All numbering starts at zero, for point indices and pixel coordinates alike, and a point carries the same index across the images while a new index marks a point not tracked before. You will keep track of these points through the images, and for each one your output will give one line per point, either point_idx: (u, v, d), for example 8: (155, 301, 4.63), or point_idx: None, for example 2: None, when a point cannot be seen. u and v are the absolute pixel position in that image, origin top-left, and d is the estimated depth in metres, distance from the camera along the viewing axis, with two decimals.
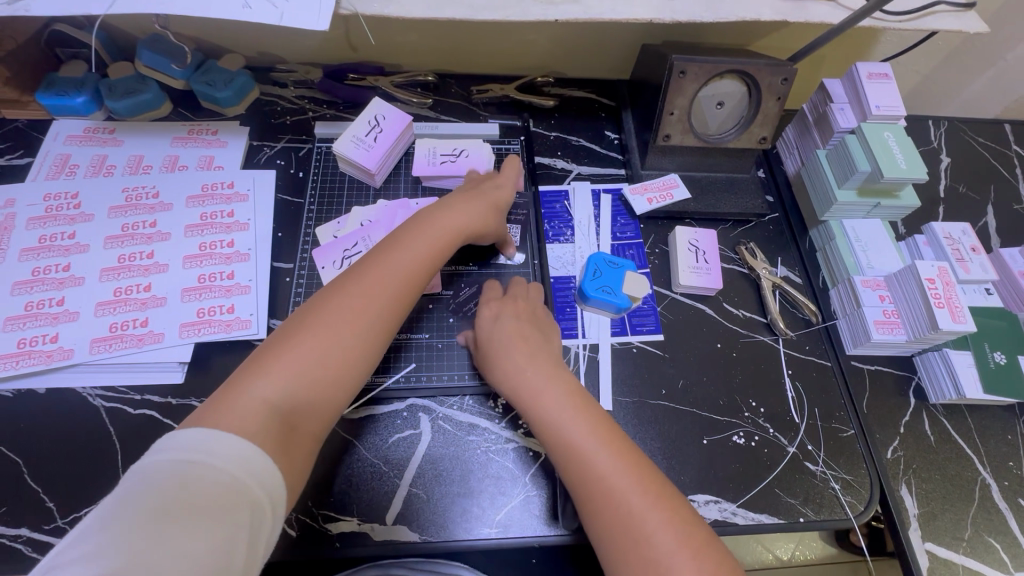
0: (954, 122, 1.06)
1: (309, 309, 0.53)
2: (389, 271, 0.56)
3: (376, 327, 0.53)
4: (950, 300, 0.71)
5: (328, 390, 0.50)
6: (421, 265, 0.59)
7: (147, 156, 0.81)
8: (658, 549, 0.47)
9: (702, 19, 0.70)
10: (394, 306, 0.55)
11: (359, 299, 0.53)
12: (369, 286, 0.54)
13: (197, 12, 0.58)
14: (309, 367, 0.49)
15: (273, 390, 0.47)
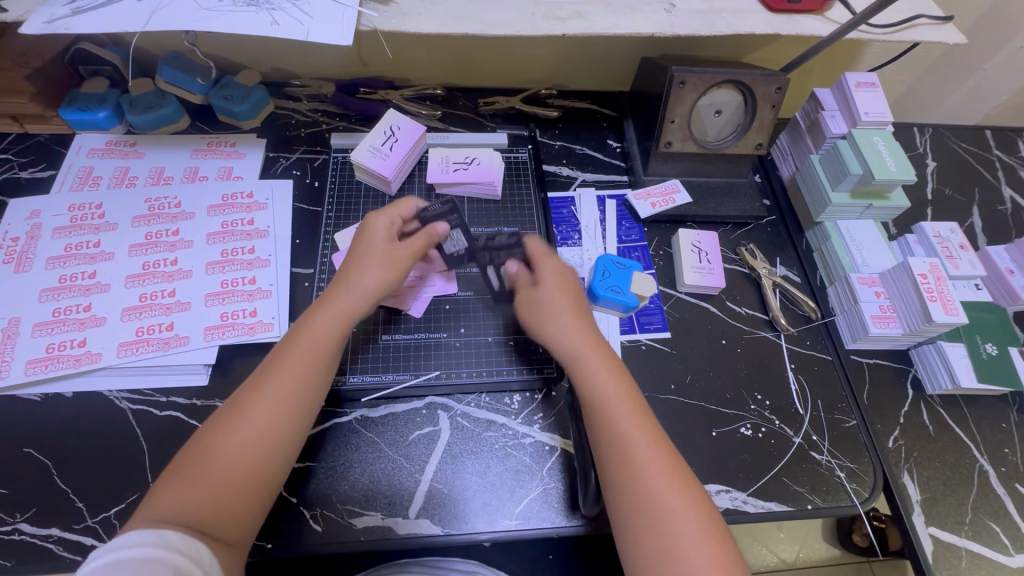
0: (938, 129, 1.11)
1: (217, 415, 0.56)
2: (291, 362, 0.58)
3: (275, 425, 0.55)
4: (942, 294, 0.75)
5: (250, 479, 0.53)
6: (313, 341, 0.59)
7: (168, 167, 0.83)
8: (664, 507, 0.52)
9: (701, 32, 0.75)
10: (290, 387, 0.56)
11: (255, 403, 0.55)
12: (264, 390, 0.56)
13: (227, 28, 0.61)
14: (217, 470, 0.52)
15: (188, 500, 0.50)
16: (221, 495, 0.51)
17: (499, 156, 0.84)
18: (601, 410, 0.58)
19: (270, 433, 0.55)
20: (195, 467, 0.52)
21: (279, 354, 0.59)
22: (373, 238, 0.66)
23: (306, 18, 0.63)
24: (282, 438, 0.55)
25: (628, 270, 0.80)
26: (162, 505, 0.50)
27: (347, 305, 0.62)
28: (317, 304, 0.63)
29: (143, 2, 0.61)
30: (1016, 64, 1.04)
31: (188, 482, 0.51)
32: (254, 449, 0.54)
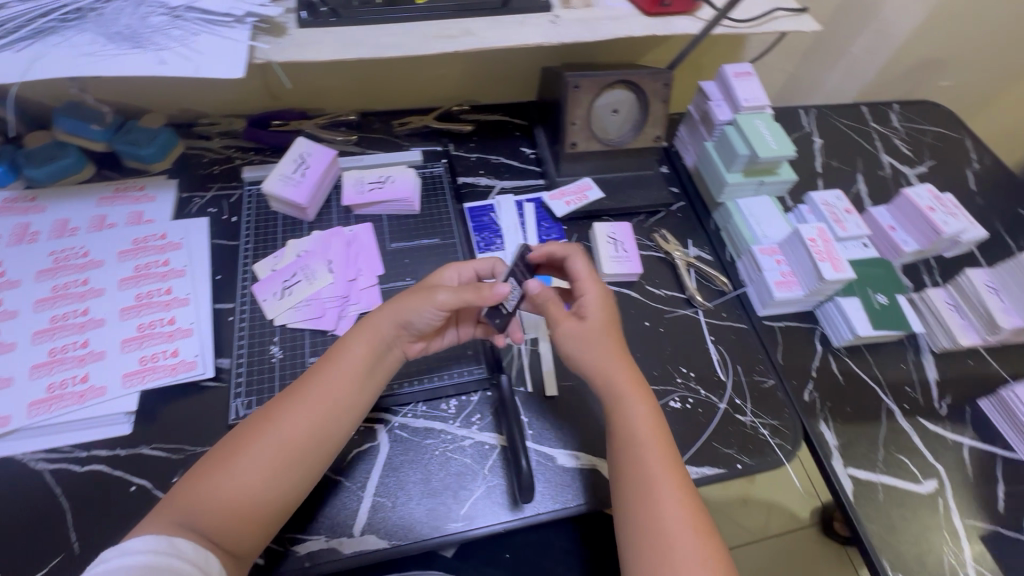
0: (820, 109, 1.22)
1: (237, 433, 0.58)
2: (318, 392, 0.60)
3: (301, 450, 0.58)
4: (830, 254, 0.82)
5: (260, 503, 0.55)
6: (343, 373, 0.62)
7: (73, 218, 0.81)
8: (678, 551, 0.54)
9: (585, 39, 0.81)
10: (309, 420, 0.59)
11: (284, 430, 0.58)
12: (293, 419, 0.59)
13: (113, 71, 0.61)
14: (226, 489, 0.54)
15: (192, 513, 0.53)
16: (228, 515, 0.54)
17: (413, 173, 0.87)
18: (637, 453, 0.60)
19: (284, 465, 0.57)
20: (204, 484, 0.54)
21: (310, 384, 0.61)
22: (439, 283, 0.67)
23: (196, 55, 0.65)
24: (294, 471, 0.57)
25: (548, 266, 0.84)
26: (177, 510, 0.53)
27: (375, 336, 0.64)
28: (354, 331, 0.65)
29: (21, 54, 0.61)
30: (875, 46, 1.17)
31: (200, 496, 0.54)
32: (267, 476, 0.56)
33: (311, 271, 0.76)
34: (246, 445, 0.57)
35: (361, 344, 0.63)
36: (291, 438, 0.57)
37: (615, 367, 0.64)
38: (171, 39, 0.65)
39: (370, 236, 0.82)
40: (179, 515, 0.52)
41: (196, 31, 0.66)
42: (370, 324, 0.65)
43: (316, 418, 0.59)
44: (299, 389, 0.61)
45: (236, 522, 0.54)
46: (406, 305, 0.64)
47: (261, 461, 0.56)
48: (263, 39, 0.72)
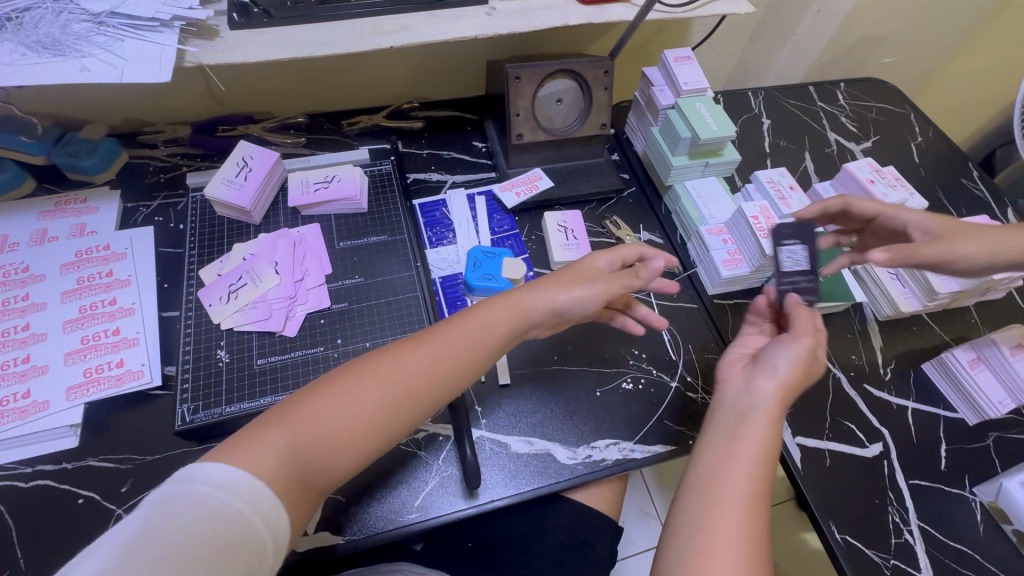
0: (768, 91, 1.25)
1: (358, 367, 0.57)
2: (453, 341, 0.60)
3: (395, 400, 0.56)
4: (772, 230, 0.84)
5: (344, 441, 0.53)
6: (481, 327, 0.62)
7: (12, 234, 0.80)
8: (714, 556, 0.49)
9: (522, 30, 0.82)
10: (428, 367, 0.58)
11: (417, 370, 0.58)
12: (459, 352, 0.60)
13: (33, 80, 0.61)
14: (323, 426, 0.53)
15: (263, 446, 0.50)
16: (292, 458, 0.51)
17: (359, 171, 0.86)
18: (735, 449, 0.55)
19: (374, 423, 0.55)
20: (310, 417, 0.53)
21: (437, 344, 0.60)
22: (584, 267, 0.67)
23: (121, 61, 0.64)
24: (381, 428, 0.55)
25: (498, 257, 0.84)
26: (263, 434, 0.51)
27: (526, 309, 0.64)
28: (502, 298, 0.64)
29: None
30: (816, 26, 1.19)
31: (280, 429, 0.52)
32: (360, 419, 0.54)
33: (257, 274, 0.76)
34: (371, 388, 0.56)
35: (510, 310, 0.63)
36: (412, 396, 0.57)
37: (767, 386, 0.59)
38: (95, 45, 0.64)
39: (317, 236, 0.82)
40: (261, 447, 0.50)
41: (121, 37, 0.66)
42: (544, 289, 0.65)
43: (427, 382, 0.58)
44: (453, 327, 0.61)
45: (292, 468, 0.50)
46: (562, 288, 0.65)
47: (346, 413, 0.54)
48: (194, 43, 0.72)
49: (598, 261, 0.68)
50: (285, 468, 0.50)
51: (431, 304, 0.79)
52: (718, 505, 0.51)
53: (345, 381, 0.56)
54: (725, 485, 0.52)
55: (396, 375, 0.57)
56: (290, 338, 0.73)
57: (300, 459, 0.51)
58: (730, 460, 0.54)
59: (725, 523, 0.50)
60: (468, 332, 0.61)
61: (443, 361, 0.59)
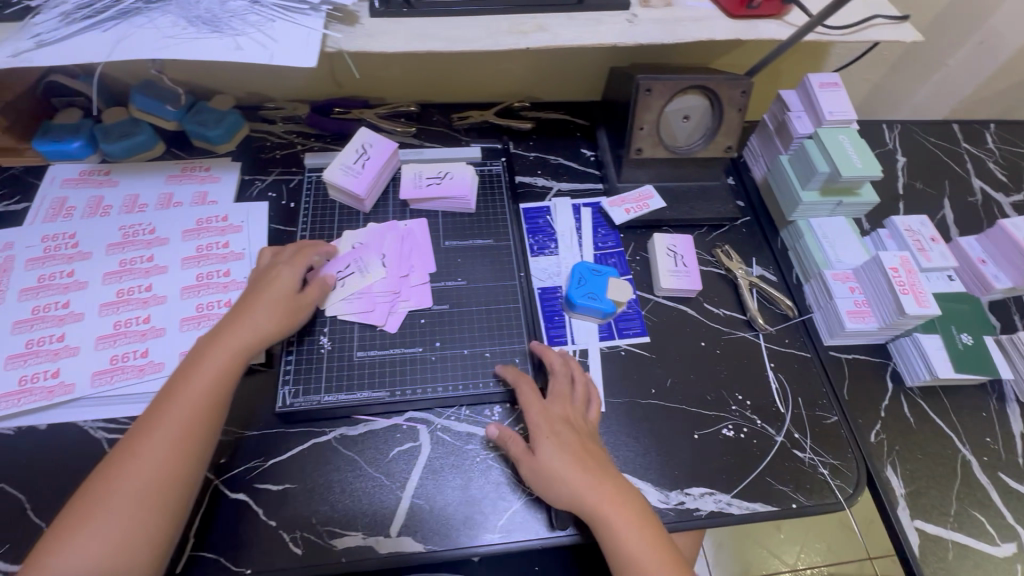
0: (906, 125, 1.13)
1: (104, 468, 0.56)
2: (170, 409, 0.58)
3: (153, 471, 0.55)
4: (914, 286, 0.76)
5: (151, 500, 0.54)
6: (193, 387, 0.60)
7: (142, 195, 0.83)
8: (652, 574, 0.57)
9: (663, 41, 0.77)
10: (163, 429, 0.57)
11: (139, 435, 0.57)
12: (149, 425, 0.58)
13: (192, 56, 0.62)
14: (122, 509, 0.53)
15: (85, 541, 0.52)
16: (127, 539, 0.53)
17: (471, 170, 0.85)
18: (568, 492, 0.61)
19: (165, 489, 0.55)
20: (93, 508, 0.53)
21: (162, 419, 0.58)
22: (275, 289, 0.68)
23: (270, 42, 0.64)
24: (168, 491, 0.55)
25: (604, 276, 0.80)
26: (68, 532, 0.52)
27: (237, 340, 0.64)
28: (208, 342, 0.63)
29: (107, 34, 0.62)
30: (977, 59, 1.07)
31: (75, 535, 0.52)
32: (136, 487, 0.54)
33: (365, 265, 0.76)
34: (117, 471, 0.55)
35: (244, 333, 0.64)
36: (169, 452, 0.56)
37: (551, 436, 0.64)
38: (248, 24, 0.65)
39: (424, 232, 0.81)
40: (65, 556, 0.51)
41: (272, 17, 0.66)
42: (239, 319, 0.65)
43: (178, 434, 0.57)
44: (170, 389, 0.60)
45: (139, 532, 0.53)
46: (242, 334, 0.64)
47: (144, 482, 0.55)
48: (336, 27, 0.71)
49: (286, 277, 0.69)
50: (125, 543, 0.52)
51: (530, 317, 0.78)
52: (601, 510, 0.60)
53: (115, 476, 0.55)
54: (584, 495, 0.60)
55: (143, 460, 0.56)
56: (389, 333, 0.74)
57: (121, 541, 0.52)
58: (568, 467, 0.62)
59: (619, 516, 0.60)
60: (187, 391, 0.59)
61: (185, 417, 0.58)
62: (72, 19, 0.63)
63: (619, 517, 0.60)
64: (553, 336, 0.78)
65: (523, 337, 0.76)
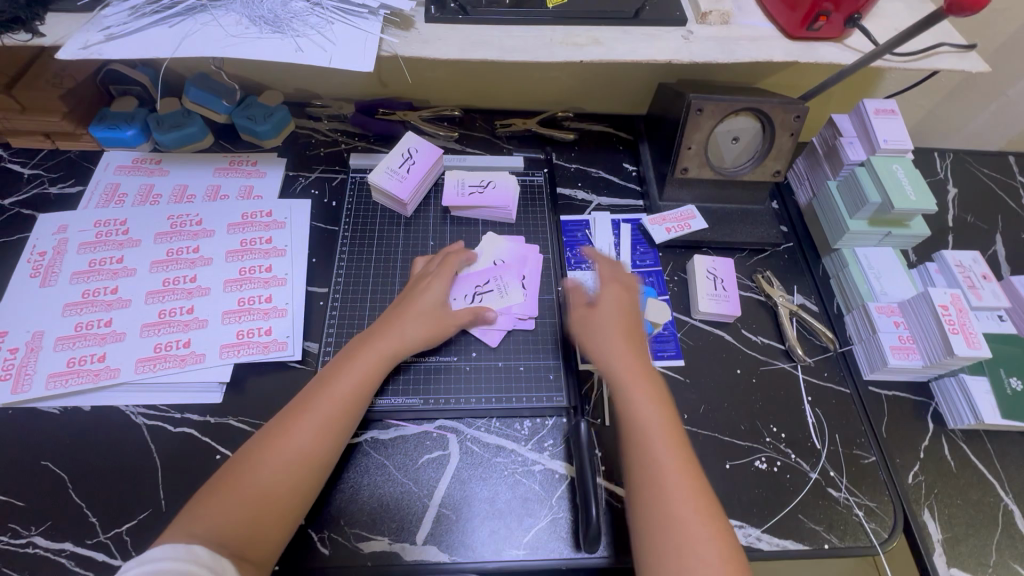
0: (959, 154, 1.10)
1: (253, 448, 0.58)
2: (321, 402, 0.61)
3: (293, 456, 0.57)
4: (964, 326, 0.73)
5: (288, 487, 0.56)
6: (346, 384, 0.62)
7: (190, 186, 0.85)
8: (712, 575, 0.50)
9: (719, 60, 0.75)
10: (314, 419, 0.60)
11: (287, 421, 0.60)
12: (298, 414, 0.60)
13: (253, 55, 0.63)
14: (260, 488, 0.55)
15: (226, 508, 0.53)
16: (257, 515, 0.54)
17: (514, 181, 0.84)
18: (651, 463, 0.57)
19: (301, 479, 0.57)
20: (239, 478, 0.55)
21: (312, 410, 0.60)
22: (423, 301, 0.70)
23: (328, 44, 0.65)
24: (303, 477, 0.57)
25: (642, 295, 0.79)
26: (210, 501, 0.54)
27: (387, 351, 0.66)
28: (357, 346, 0.66)
29: (174, 30, 0.64)
30: None
31: (214, 504, 0.53)
32: (277, 471, 0.56)
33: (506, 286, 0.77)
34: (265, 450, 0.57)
35: (392, 341, 0.66)
36: (312, 444, 0.58)
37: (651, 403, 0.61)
38: (308, 25, 0.66)
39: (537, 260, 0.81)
40: (201, 519, 0.52)
41: (331, 20, 0.67)
42: (393, 330, 0.67)
43: (328, 429, 0.60)
44: (322, 382, 0.63)
45: (272, 511, 0.55)
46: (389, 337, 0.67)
47: (287, 467, 0.57)
48: (391, 32, 0.71)
49: (431, 290, 0.71)
50: (257, 517, 0.54)
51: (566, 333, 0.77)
52: (664, 471, 0.56)
53: (261, 452, 0.57)
54: (665, 468, 0.56)
55: (289, 443, 0.58)
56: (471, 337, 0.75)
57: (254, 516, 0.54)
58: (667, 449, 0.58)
59: (641, 390, 0.62)
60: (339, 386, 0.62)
61: (329, 414, 0.60)
62: (141, 13, 0.64)
63: (643, 391, 0.62)
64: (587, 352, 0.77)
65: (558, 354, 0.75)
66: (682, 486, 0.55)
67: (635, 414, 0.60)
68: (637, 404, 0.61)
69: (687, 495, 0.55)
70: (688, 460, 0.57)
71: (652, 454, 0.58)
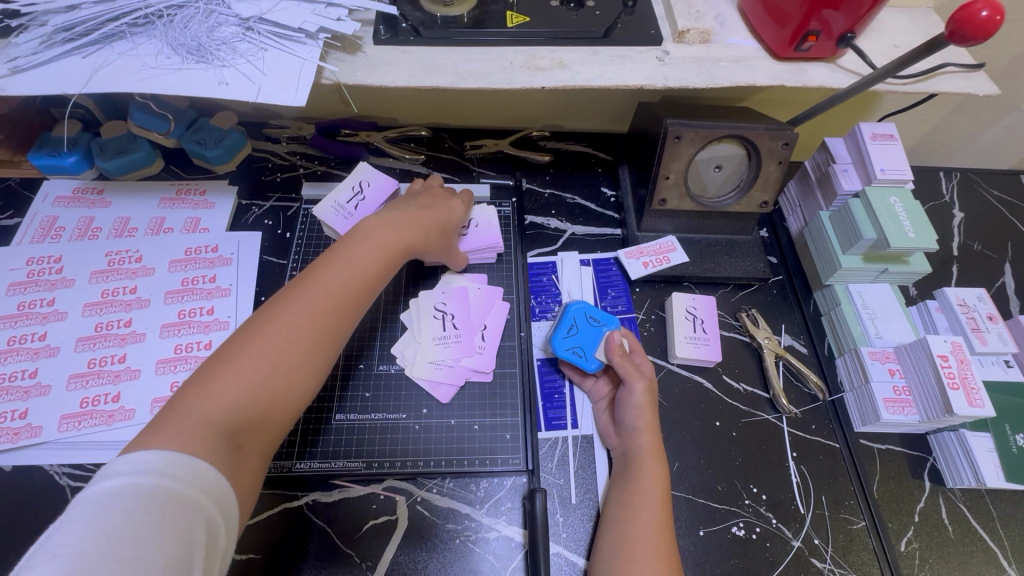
0: (966, 174, 1.02)
1: (241, 335, 0.51)
2: (323, 285, 0.55)
3: (298, 335, 0.52)
4: (965, 381, 0.67)
5: (294, 368, 0.51)
6: (350, 266, 0.58)
7: (133, 218, 0.80)
8: None
9: (697, 85, 0.68)
10: (313, 300, 0.54)
11: (283, 304, 0.53)
12: (294, 299, 0.54)
13: (173, 91, 0.57)
14: (262, 371, 0.49)
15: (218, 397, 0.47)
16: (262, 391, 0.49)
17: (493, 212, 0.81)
18: (630, 517, 0.59)
19: (303, 359, 0.52)
20: (235, 362, 0.49)
21: (307, 293, 0.54)
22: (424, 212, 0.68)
23: (259, 74, 0.59)
24: (311, 356, 0.52)
25: (600, 329, 0.71)
26: (207, 384, 0.48)
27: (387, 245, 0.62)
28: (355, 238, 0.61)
29: (88, 60, 0.58)
30: None
31: (208, 390, 0.47)
32: (281, 354, 0.51)
33: (453, 341, 0.72)
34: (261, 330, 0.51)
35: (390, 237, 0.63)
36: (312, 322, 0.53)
37: (651, 467, 0.62)
38: (237, 53, 0.60)
39: (497, 327, 0.74)
40: (182, 422, 0.45)
41: (264, 45, 0.61)
42: (395, 222, 0.65)
43: (338, 309, 0.55)
44: (320, 266, 0.57)
45: (284, 388, 0.50)
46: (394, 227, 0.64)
47: (297, 339, 0.52)
48: (334, 57, 0.66)
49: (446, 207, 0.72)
50: (268, 396, 0.49)
51: (527, 387, 0.71)
52: (638, 536, 0.57)
53: (251, 344, 0.50)
54: (641, 529, 0.57)
55: (283, 322, 0.52)
56: (417, 384, 0.70)
57: (255, 407, 0.48)
58: (653, 512, 0.59)
59: (649, 468, 0.61)
60: (337, 270, 0.57)
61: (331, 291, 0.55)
62: (52, 42, 0.58)
63: (650, 466, 0.62)
64: (551, 417, 0.71)
65: (517, 412, 0.70)
66: (653, 548, 0.56)
67: (631, 487, 0.61)
68: (641, 477, 0.61)
69: (656, 554, 0.55)
70: (663, 531, 0.57)
71: (637, 521, 0.58)
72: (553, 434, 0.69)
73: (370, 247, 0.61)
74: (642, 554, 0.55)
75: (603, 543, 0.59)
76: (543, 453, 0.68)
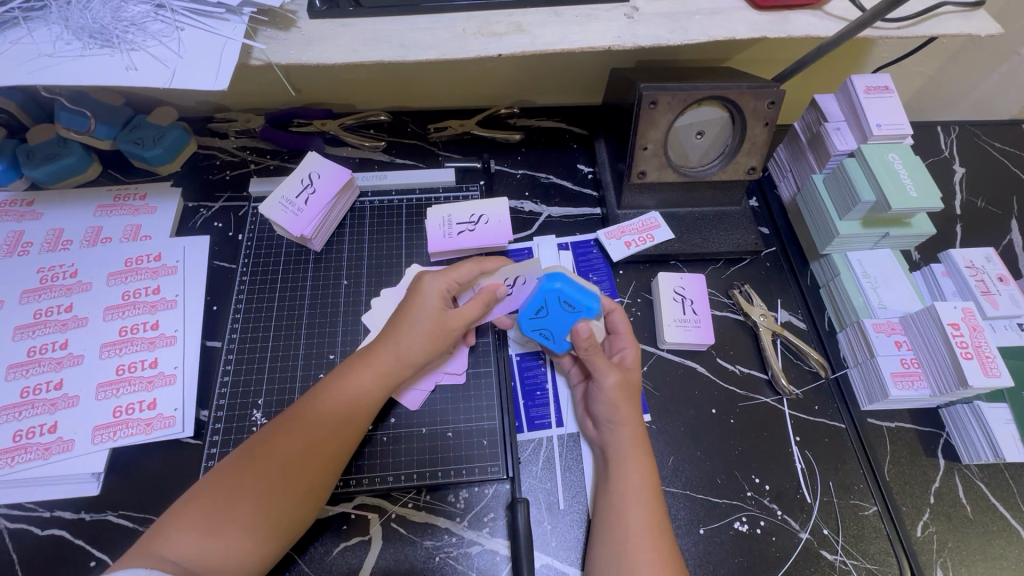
0: (966, 126, 0.95)
1: (234, 467, 0.51)
2: (318, 419, 0.54)
3: (285, 474, 0.51)
4: (979, 349, 0.61)
5: (284, 506, 0.50)
6: (349, 397, 0.55)
7: (67, 229, 0.73)
8: None
9: (670, 42, 0.61)
10: (306, 440, 0.53)
11: (278, 440, 0.52)
12: (286, 435, 0.53)
13: (74, 82, 0.50)
14: (248, 510, 0.49)
15: (204, 532, 0.47)
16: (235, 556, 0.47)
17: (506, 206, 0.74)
18: (619, 519, 0.53)
19: (291, 498, 0.51)
20: (220, 499, 0.49)
21: (302, 428, 0.53)
22: (425, 304, 0.59)
23: (175, 58, 0.52)
24: (301, 494, 0.51)
25: (575, 316, 0.61)
26: (201, 516, 0.48)
27: (387, 360, 0.57)
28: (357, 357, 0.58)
29: None
30: None
31: (188, 527, 0.47)
32: (266, 494, 0.50)
33: None
34: (232, 486, 0.50)
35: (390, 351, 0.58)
36: (285, 481, 0.51)
37: (637, 463, 0.56)
38: (148, 34, 0.53)
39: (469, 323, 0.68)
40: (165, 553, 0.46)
41: (180, 24, 0.54)
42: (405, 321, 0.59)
43: (331, 443, 0.54)
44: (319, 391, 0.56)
45: (272, 527, 0.50)
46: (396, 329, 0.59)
47: (286, 480, 0.51)
48: (265, 34, 0.59)
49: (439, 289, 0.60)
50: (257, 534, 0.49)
51: (504, 386, 0.66)
52: (631, 539, 0.52)
53: (241, 478, 0.50)
54: (628, 530, 0.52)
55: (275, 458, 0.51)
56: None
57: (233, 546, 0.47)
58: (643, 510, 0.54)
59: (634, 463, 0.56)
60: (334, 400, 0.55)
61: (310, 444, 0.53)
62: None
63: (635, 463, 0.56)
64: (535, 416, 0.65)
65: (494, 414, 0.64)
66: (649, 550, 0.51)
67: (615, 485, 0.56)
68: (626, 474, 0.56)
69: (650, 557, 0.51)
70: (661, 535, 0.52)
71: (626, 523, 0.53)
72: (536, 434, 0.64)
73: (370, 366, 0.57)
74: (636, 557, 0.51)
75: (595, 551, 0.54)
76: (526, 456, 0.63)
